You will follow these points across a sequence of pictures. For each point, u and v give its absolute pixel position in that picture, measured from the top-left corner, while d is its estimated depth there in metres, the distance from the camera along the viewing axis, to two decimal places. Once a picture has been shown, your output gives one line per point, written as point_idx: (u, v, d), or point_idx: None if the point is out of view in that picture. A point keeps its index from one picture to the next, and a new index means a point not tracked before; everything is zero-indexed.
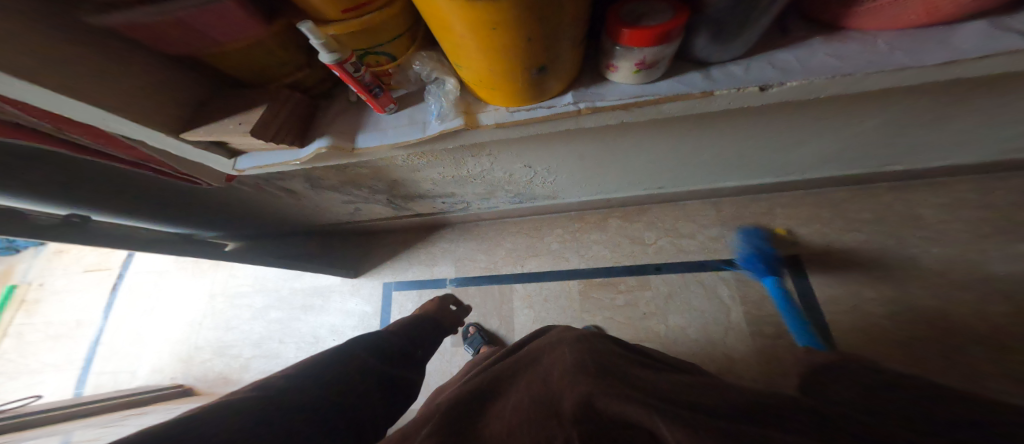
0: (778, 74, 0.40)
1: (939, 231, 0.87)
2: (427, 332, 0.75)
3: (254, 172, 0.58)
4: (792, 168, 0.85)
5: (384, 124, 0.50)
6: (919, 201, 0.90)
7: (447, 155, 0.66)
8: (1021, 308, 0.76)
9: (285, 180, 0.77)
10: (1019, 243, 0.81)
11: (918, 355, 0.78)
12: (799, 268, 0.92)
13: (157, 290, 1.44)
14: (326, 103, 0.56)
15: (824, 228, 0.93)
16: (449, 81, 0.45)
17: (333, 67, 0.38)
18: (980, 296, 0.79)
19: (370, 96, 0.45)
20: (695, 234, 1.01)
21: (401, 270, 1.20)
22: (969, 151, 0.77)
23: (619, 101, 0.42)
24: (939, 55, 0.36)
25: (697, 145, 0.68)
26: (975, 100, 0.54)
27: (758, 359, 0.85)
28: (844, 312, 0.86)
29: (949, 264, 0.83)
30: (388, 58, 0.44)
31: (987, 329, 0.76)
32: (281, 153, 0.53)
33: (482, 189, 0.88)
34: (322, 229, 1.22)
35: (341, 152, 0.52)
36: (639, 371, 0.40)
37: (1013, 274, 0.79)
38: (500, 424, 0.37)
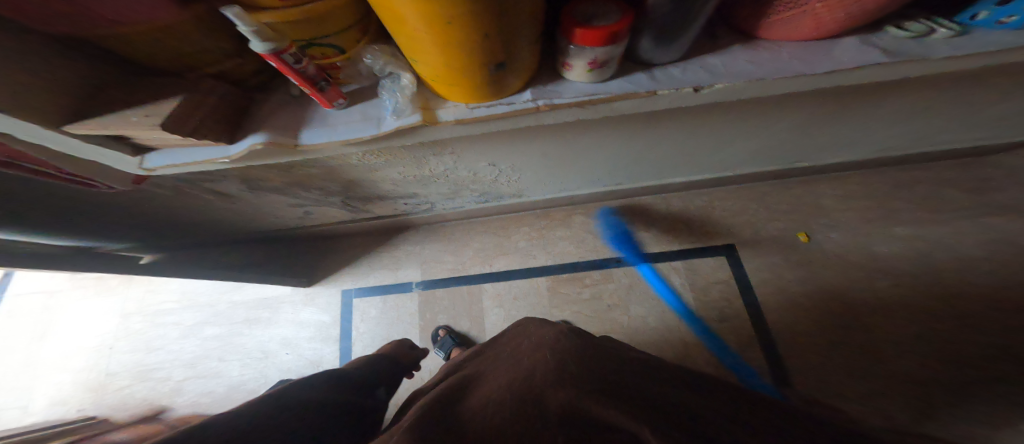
0: (709, 76, 0.43)
1: (839, 217, 1.01)
2: (388, 369, 0.74)
3: (170, 171, 0.51)
4: (727, 164, 0.93)
5: (333, 120, 0.46)
6: (823, 192, 1.04)
7: (407, 154, 0.63)
8: (900, 280, 0.92)
9: (216, 181, 0.68)
10: (898, 226, 0.97)
11: (831, 328, 0.91)
12: (735, 255, 1.02)
13: (53, 313, 1.22)
14: (265, 97, 0.51)
15: (754, 218, 1.04)
16: (404, 76, 0.44)
17: (269, 57, 0.34)
18: (873, 273, 0.94)
19: (315, 89, 0.41)
20: (649, 227, 1.08)
21: (362, 276, 1.14)
22: (864, 149, 0.91)
23: (574, 98, 0.44)
24: (825, 65, 0.42)
25: (650, 143, 0.72)
26: (862, 103, 0.63)
27: (709, 343, 0.94)
28: (773, 292, 0.97)
29: (849, 246, 0.97)
30: (335, 50, 0.41)
31: (881, 303, 0.91)
32: (207, 150, 0.48)
33: (446, 188, 0.86)
34: (268, 233, 1.12)
35: (282, 148, 0.48)
36: (619, 370, 0.41)
37: (896, 251, 0.95)
38: (481, 424, 0.35)
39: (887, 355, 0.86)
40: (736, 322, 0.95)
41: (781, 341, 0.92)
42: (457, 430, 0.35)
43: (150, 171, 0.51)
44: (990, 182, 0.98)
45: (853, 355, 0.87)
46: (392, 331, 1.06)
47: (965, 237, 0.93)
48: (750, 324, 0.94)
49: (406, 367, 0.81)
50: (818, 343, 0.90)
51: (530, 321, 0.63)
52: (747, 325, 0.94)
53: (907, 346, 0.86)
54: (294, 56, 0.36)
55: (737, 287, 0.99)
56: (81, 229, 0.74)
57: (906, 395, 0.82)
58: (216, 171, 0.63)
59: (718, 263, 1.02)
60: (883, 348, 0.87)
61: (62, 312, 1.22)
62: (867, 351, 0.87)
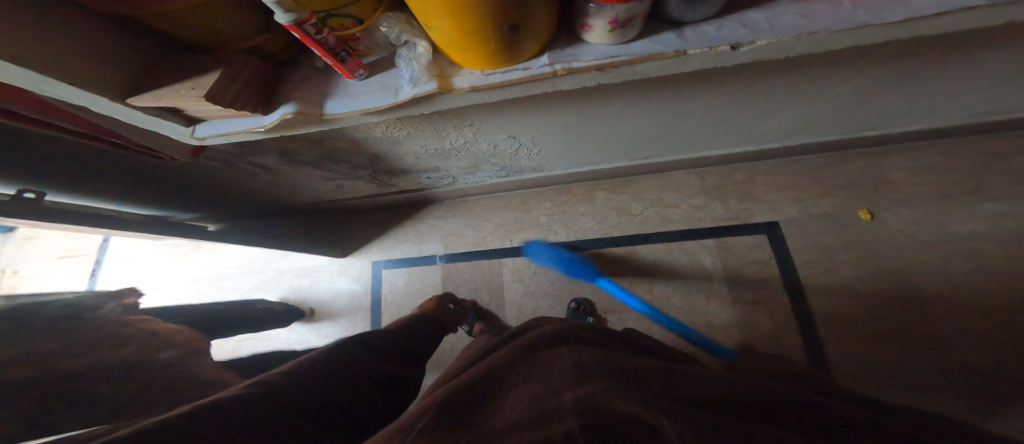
0: (749, 33, 0.39)
1: (908, 194, 0.91)
2: (423, 327, 0.79)
3: (215, 141, 0.56)
4: (772, 135, 0.86)
5: (354, 91, 0.48)
6: (891, 165, 0.93)
7: (428, 126, 0.64)
8: (977, 265, 0.82)
9: (257, 155, 0.74)
10: (981, 204, 0.86)
11: (880, 314, 0.85)
12: (776, 232, 0.96)
13: (138, 273, 1.42)
14: (294, 69, 0.53)
15: (801, 195, 0.96)
16: (419, 44, 0.43)
17: (292, 29, 0.35)
18: (943, 256, 0.85)
19: (336, 60, 0.42)
20: (679, 203, 1.03)
21: (390, 249, 1.20)
22: (941, 115, 0.79)
23: (594, 61, 0.41)
24: (898, 13, 0.36)
25: (680, 111, 0.68)
26: (950, 60, 0.55)
27: (737, 323, 0.91)
28: (818, 274, 0.90)
29: (917, 226, 0.88)
30: (352, 20, 0.41)
31: (950, 289, 0.82)
32: (245, 120, 0.51)
33: (467, 162, 0.87)
34: (307, 207, 1.20)
35: (310, 118, 0.50)
36: (643, 366, 0.38)
37: (975, 232, 0.84)
38: (497, 422, 0.34)
39: (946, 345, 0.79)
40: (768, 304, 0.91)
41: (815, 323, 0.87)
42: (476, 420, 0.35)
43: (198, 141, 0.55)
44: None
45: (895, 341, 0.82)
46: (416, 302, 1.13)
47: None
48: (787, 306, 0.90)
49: (445, 326, 0.87)
50: (864, 329, 0.85)
51: (550, 319, 0.62)
52: (782, 307, 0.90)
53: (972, 335, 0.79)
54: (315, 27, 0.37)
55: (776, 267, 0.93)
56: (147, 196, 0.83)
57: (953, 386, 0.76)
58: (256, 143, 0.68)
59: (756, 242, 0.96)
60: (944, 338, 0.80)
61: (144, 272, 1.41)
62: (924, 339, 0.81)
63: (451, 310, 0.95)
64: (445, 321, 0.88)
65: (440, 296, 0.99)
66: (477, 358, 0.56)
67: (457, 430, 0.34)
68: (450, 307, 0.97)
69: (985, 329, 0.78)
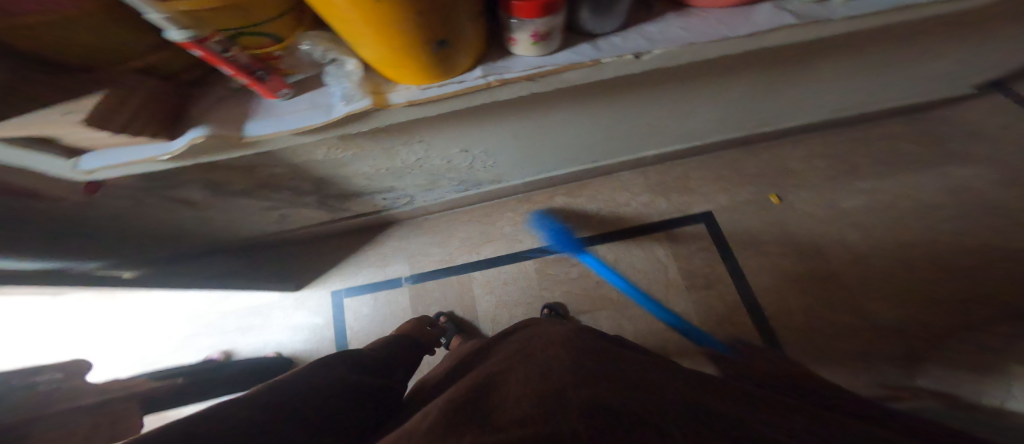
0: (647, 43, 0.44)
1: (808, 177, 1.05)
2: (404, 350, 0.69)
3: (110, 173, 0.50)
4: (697, 132, 0.95)
5: (279, 110, 0.46)
6: (794, 154, 1.07)
7: (374, 145, 0.63)
8: (867, 232, 0.97)
9: (176, 188, 0.66)
10: (864, 180, 1.02)
11: (805, 284, 0.96)
12: (711, 221, 1.05)
13: (37, 342, 1.18)
14: (212, 93, 0.49)
15: (727, 185, 1.07)
16: (348, 61, 0.43)
17: (190, 46, 0.32)
18: (843, 227, 0.99)
19: (252, 79, 0.40)
20: (630, 201, 1.10)
21: (350, 276, 1.13)
22: (818, 108, 0.94)
23: (523, 71, 0.44)
24: (746, 27, 0.43)
25: (615, 115, 0.73)
26: (815, 57, 0.66)
27: (694, 308, 0.98)
28: (752, 255, 1.00)
29: (822, 204, 1.02)
30: (269, 39, 0.37)
31: (852, 255, 0.96)
32: (148, 148, 0.46)
33: (423, 179, 0.86)
34: (252, 241, 1.10)
35: (226, 141, 0.47)
36: (632, 366, 0.39)
37: (864, 204, 1.00)
38: (506, 406, 0.32)
39: (857, 303, 0.91)
40: (716, 287, 0.99)
41: (757, 300, 0.96)
42: (470, 414, 0.32)
43: (87, 173, 0.49)
44: (941, 135, 1.03)
45: (820, 307, 0.93)
46: (387, 327, 1.07)
47: (918, 188, 0.99)
48: (733, 287, 0.99)
49: (425, 346, 0.78)
50: (796, 298, 0.95)
51: (537, 322, 0.63)
52: (728, 289, 0.99)
53: (873, 292, 0.92)
54: (220, 45, 0.34)
55: (718, 252, 1.02)
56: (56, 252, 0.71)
57: (867, 338, 0.88)
58: (175, 175, 0.60)
59: (698, 231, 1.05)
60: (856, 297, 0.92)
61: (49, 336, 1.19)
62: (841, 300, 0.93)
63: (432, 331, 0.86)
64: (426, 341, 0.79)
65: (418, 318, 0.89)
66: (457, 369, 0.53)
67: (447, 424, 0.31)
68: (429, 329, 0.87)
69: (882, 286, 0.92)
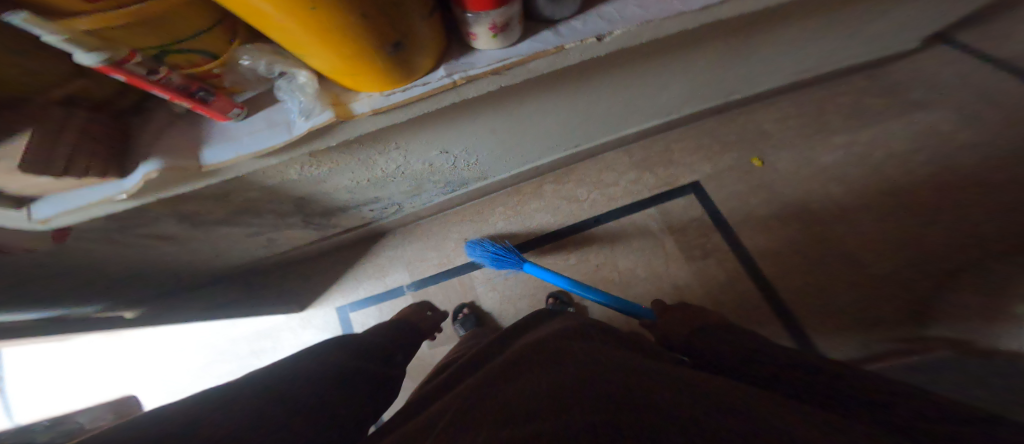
0: (606, 24, 0.43)
1: (786, 136, 1.06)
2: (407, 336, 0.69)
3: (62, 220, 0.49)
4: (675, 104, 0.96)
5: (236, 133, 0.45)
6: (771, 116, 1.08)
7: (350, 158, 0.62)
8: (852, 184, 0.98)
9: (153, 225, 0.64)
10: (843, 132, 1.03)
11: (797, 242, 0.97)
12: (701, 190, 1.06)
13: (53, 388, 1.19)
14: (163, 120, 0.47)
15: (710, 154, 1.08)
16: (299, 73, 0.42)
17: (108, 71, 0.31)
18: (828, 181, 1.00)
19: (195, 102, 0.39)
20: (617, 181, 1.10)
21: (351, 291, 1.13)
22: (789, 70, 0.95)
23: (488, 66, 0.43)
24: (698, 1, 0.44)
25: (590, 98, 0.73)
26: (780, 17, 0.66)
27: (696, 279, 0.99)
28: (743, 220, 1.01)
29: (804, 160, 1.03)
30: (202, 55, 0.37)
31: (839, 208, 0.97)
32: (100, 188, 0.46)
33: (407, 185, 0.85)
34: (248, 269, 1.09)
35: (185, 172, 0.46)
36: (645, 361, 0.37)
37: (847, 156, 1.01)
38: (513, 401, 0.31)
39: (849, 254, 0.93)
40: (712, 256, 1.00)
41: (752, 263, 0.98)
42: (477, 410, 0.32)
43: (45, 222, 0.49)
44: (914, 83, 1.04)
45: (813, 263, 0.95)
46: None
47: (897, 136, 0.99)
48: (729, 254, 1.00)
49: (424, 331, 0.78)
50: (789, 257, 0.97)
51: (565, 314, 0.62)
52: (724, 256, 1.00)
53: (863, 242, 0.93)
54: (143, 67, 0.33)
55: (710, 221, 1.03)
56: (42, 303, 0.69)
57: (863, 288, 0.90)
58: (147, 212, 0.59)
59: (688, 203, 1.05)
60: (848, 248, 0.94)
61: (61, 380, 1.20)
62: (834, 254, 0.94)
63: (431, 316, 0.89)
64: (425, 325, 0.79)
65: (416, 305, 0.90)
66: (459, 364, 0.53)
67: (453, 423, 0.31)
68: (428, 314, 0.89)
69: (872, 235, 0.94)
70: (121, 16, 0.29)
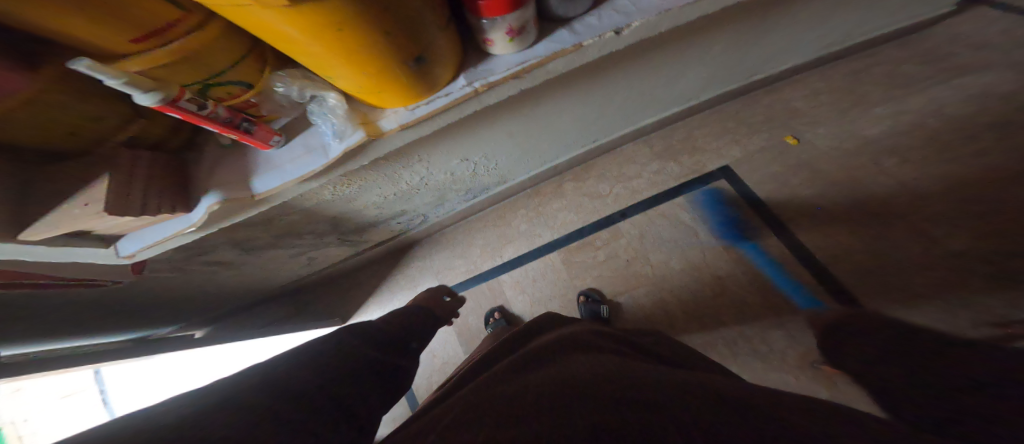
0: (623, 17, 0.43)
1: (816, 111, 1.00)
2: (418, 319, 0.68)
3: (146, 254, 0.54)
4: (693, 91, 0.93)
5: (278, 160, 0.48)
6: (797, 93, 1.03)
7: (377, 174, 0.64)
8: (905, 155, 0.89)
9: (210, 253, 0.70)
10: (882, 100, 0.96)
11: (847, 221, 0.89)
12: (731, 175, 1.01)
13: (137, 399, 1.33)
14: (213, 153, 0.51)
15: (736, 137, 1.03)
16: (330, 95, 0.44)
17: (165, 109, 0.34)
18: (875, 153, 0.91)
19: (241, 133, 0.42)
20: (640, 173, 1.07)
21: (386, 302, 1.16)
22: (810, 43, 0.91)
23: (507, 71, 0.44)
24: None
25: (606, 93, 0.72)
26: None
27: (741, 270, 0.92)
28: (782, 202, 0.95)
29: (842, 133, 0.96)
30: (238, 86, 0.40)
31: (895, 183, 0.87)
32: (172, 222, 0.50)
33: (432, 196, 0.87)
34: (293, 287, 1.16)
35: (238, 203, 0.50)
36: (662, 370, 0.35)
37: (892, 125, 0.92)
38: (519, 394, 0.33)
39: (911, 230, 0.84)
40: (751, 243, 0.94)
41: (798, 248, 0.90)
42: (497, 401, 0.32)
43: (130, 257, 0.54)
44: (953, 46, 0.97)
45: (868, 241, 0.86)
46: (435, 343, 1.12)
47: (946, 99, 0.91)
48: (770, 240, 0.93)
49: (441, 319, 0.78)
50: (839, 239, 0.89)
51: (574, 320, 0.61)
52: (766, 243, 0.93)
53: (931, 216, 0.83)
54: (195, 102, 0.36)
55: (745, 207, 0.97)
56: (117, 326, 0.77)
57: (935, 268, 0.80)
58: (202, 242, 0.63)
59: (720, 188, 1.00)
60: (909, 224, 0.84)
61: (141, 390, 1.33)
62: (892, 233, 0.85)
63: (449, 301, 0.86)
64: (440, 313, 0.78)
65: (435, 288, 0.90)
66: (483, 357, 0.53)
67: (468, 411, 0.32)
68: (446, 300, 0.87)
69: (938, 208, 0.83)
70: (163, 53, 0.32)
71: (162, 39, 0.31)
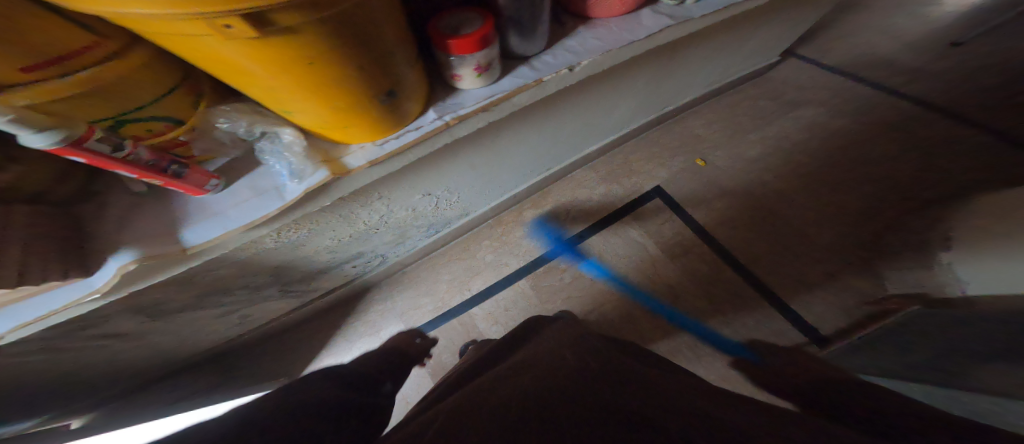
0: (574, 56, 0.48)
1: (720, 136, 1.17)
2: (389, 364, 0.62)
3: (20, 333, 0.42)
4: (624, 120, 1.04)
5: (219, 207, 0.44)
6: (701, 121, 1.21)
7: (331, 214, 0.58)
8: (791, 168, 1.08)
9: (101, 324, 0.56)
10: (761, 127, 1.17)
11: (761, 225, 1.03)
12: (664, 193, 1.11)
13: None
14: (123, 204, 0.43)
15: (663, 159, 1.16)
16: (285, 131, 0.42)
17: (67, 152, 0.28)
18: (768, 167, 1.10)
19: (168, 178, 0.37)
20: (591, 196, 1.13)
21: (345, 348, 1.03)
22: (701, 79, 1.09)
23: (476, 104, 0.45)
24: (643, 31, 0.50)
25: (556, 124, 0.77)
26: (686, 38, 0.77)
27: (687, 276, 1.00)
28: (709, 213, 1.07)
29: (743, 153, 1.13)
30: (164, 122, 0.35)
31: (782, 191, 1.06)
32: (70, 288, 0.41)
33: (391, 235, 0.82)
34: (218, 355, 0.98)
35: (163, 260, 0.43)
36: (647, 374, 0.39)
37: (773, 145, 1.14)
38: (499, 410, 0.32)
39: (809, 230, 0.99)
40: (692, 250, 1.03)
41: (728, 251, 1.01)
42: (482, 421, 0.30)
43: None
44: (798, 84, 1.25)
45: (780, 240, 1.00)
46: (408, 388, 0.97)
47: (799, 125, 1.16)
48: (709, 249, 1.02)
49: (414, 359, 0.69)
50: (760, 242, 1.02)
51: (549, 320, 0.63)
52: (708, 251, 1.02)
53: (811, 214, 1.02)
54: (107, 143, 0.31)
55: (682, 221, 1.07)
56: None
57: (829, 257, 0.96)
58: (91, 312, 0.51)
59: (657, 206, 1.10)
60: (804, 227, 1.00)
61: None
62: (793, 234, 1.00)
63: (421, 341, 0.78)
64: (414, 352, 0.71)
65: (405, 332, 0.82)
66: (455, 376, 0.51)
67: (450, 424, 0.31)
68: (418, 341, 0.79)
69: (814, 207, 1.03)
70: (71, 83, 0.27)
71: (70, 66, 0.26)
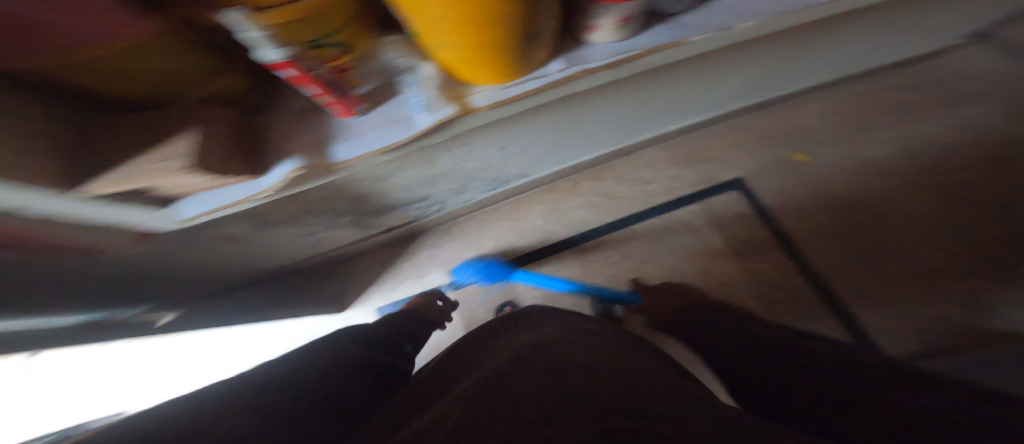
0: (724, 19, 0.44)
1: (832, 137, 1.00)
2: (411, 320, 0.69)
3: (204, 216, 0.51)
4: (722, 102, 0.91)
5: (359, 129, 0.47)
6: (809, 112, 1.03)
7: (419, 155, 0.61)
8: (908, 183, 0.93)
9: (221, 226, 0.65)
10: (885, 129, 0.98)
11: (852, 242, 0.91)
12: (743, 189, 1.00)
13: None
14: (289, 119, 0.49)
15: (752, 150, 1.03)
16: (426, 66, 0.45)
17: (286, 64, 0.33)
18: (880, 177, 0.94)
19: (337, 96, 0.41)
20: (657, 177, 1.05)
21: (396, 277, 1.14)
22: (829, 66, 0.91)
23: (608, 58, 0.44)
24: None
25: (651, 95, 0.71)
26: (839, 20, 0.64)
27: (749, 280, 0.93)
28: (792, 219, 0.95)
29: (852, 159, 0.97)
30: (343, 49, 0.36)
31: (888, 209, 0.92)
32: (242, 186, 0.47)
33: (456, 183, 0.85)
34: (287, 268, 1.11)
35: (314, 172, 0.47)
36: (674, 383, 0.33)
37: (893, 154, 0.96)
38: (566, 379, 0.32)
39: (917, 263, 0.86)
40: (761, 258, 0.94)
41: (804, 266, 0.91)
42: (543, 383, 0.32)
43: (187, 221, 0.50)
44: (951, 79, 1.01)
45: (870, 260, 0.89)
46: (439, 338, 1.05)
47: (933, 127, 0.97)
48: (782, 257, 0.93)
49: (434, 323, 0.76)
50: (844, 261, 0.91)
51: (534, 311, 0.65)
52: (780, 259, 0.93)
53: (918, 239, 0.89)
54: (312, 62, 0.34)
55: (757, 220, 0.97)
56: (116, 300, 0.73)
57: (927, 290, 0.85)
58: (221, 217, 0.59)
59: (733, 200, 0.99)
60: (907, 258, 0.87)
61: None
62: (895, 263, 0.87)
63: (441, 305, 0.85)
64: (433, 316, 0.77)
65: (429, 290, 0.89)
66: (486, 347, 0.53)
67: (498, 394, 0.31)
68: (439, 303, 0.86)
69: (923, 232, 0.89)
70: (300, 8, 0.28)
71: None
